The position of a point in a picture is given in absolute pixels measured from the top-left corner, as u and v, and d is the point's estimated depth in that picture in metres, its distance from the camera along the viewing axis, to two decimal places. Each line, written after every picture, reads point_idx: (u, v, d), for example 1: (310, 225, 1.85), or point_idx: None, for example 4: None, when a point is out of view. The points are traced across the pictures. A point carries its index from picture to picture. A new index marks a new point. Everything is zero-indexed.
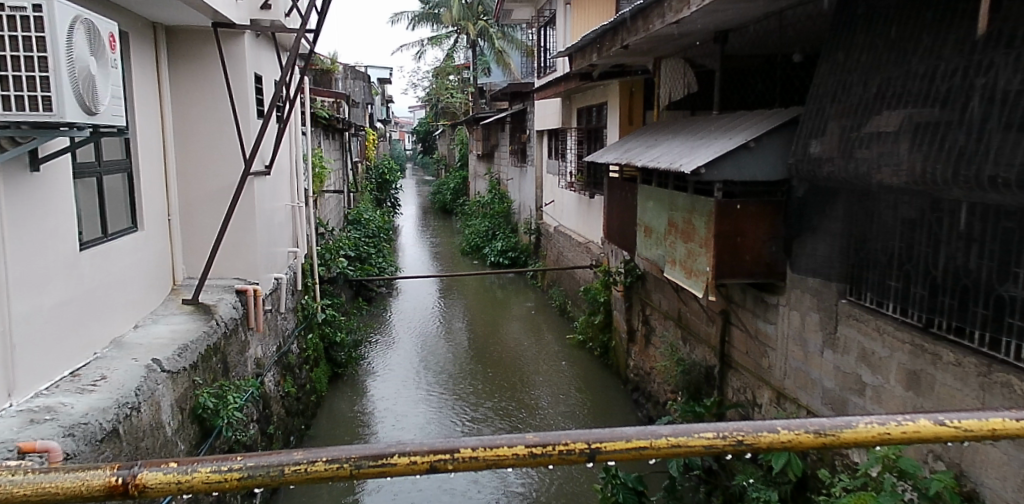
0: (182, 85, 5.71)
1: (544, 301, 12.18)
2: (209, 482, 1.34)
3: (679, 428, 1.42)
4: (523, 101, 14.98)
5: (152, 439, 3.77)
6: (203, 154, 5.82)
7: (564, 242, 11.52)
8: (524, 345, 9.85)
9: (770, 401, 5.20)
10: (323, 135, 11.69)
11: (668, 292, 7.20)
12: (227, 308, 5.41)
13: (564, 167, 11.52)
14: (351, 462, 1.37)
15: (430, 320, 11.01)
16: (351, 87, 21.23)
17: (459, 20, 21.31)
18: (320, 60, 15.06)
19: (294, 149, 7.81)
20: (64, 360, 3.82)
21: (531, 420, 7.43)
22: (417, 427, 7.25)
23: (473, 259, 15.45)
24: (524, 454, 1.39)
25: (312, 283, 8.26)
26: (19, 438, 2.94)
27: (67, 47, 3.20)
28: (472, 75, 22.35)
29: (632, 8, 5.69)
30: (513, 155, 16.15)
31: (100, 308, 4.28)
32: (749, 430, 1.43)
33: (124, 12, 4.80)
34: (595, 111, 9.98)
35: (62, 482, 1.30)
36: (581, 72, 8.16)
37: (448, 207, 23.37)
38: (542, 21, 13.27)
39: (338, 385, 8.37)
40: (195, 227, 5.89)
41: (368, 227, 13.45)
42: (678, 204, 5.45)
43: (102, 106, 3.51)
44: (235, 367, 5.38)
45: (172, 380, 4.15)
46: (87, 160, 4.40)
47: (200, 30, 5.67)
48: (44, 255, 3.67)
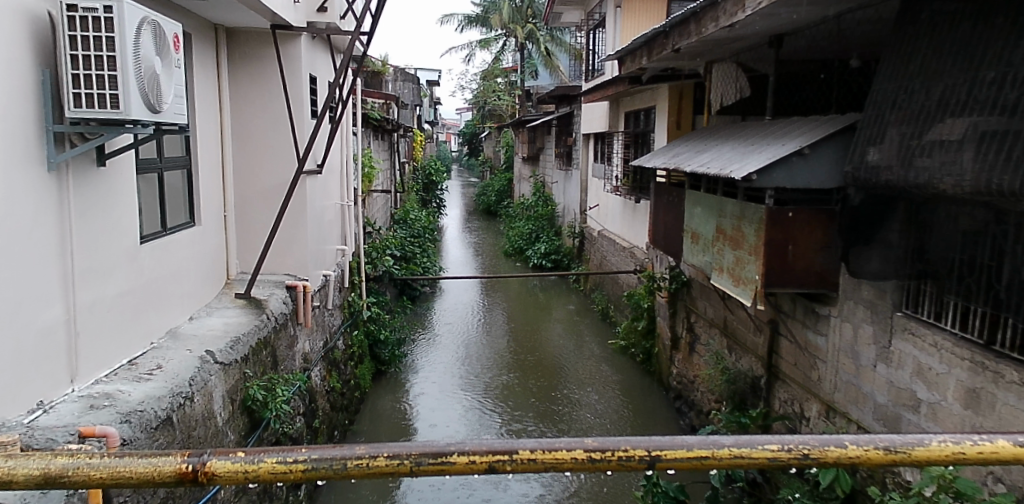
0: (241, 85, 5.87)
1: (586, 305, 12.11)
2: (275, 473, 1.36)
3: (742, 439, 1.40)
4: (570, 103, 14.95)
5: (203, 428, 3.88)
6: (258, 152, 5.97)
7: (608, 247, 11.45)
8: (566, 349, 9.80)
9: (819, 415, 5.07)
10: (372, 136, 11.89)
11: (714, 300, 7.09)
12: (277, 303, 5.53)
13: (610, 171, 11.47)
14: (411, 459, 1.38)
15: (471, 321, 11.06)
16: (400, 89, 21.51)
17: (508, 23, 21.43)
18: (371, 63, 15.34)
19: (344, 150, 7.95)
20: (122, 349, 3.95)
21: (571, 426, 7.38)
22: (456, 426, 7.30)
23: (516, 261, 15.47)
24: (582, 458, 1.38)
25: (358, 281, 8.38)
26: (80, 422, 3.05)
27: (134, 47, 3.32)
28: (520, 78, 22.41)
29: (684, 11, 5.64)
30: (558, 158, 16.13)
31: (158, 299, 4.44)
32: (816, 444, 1.40)
33: (188, 14, 4.97)
34: (643, 115, 9.91)
35: (136, 467, 1.34)
36: (630, 75, 8.12)
37: (492, 209, 23.45)
38: (591, 24, 13.24)
39: (381, 383, 8.45)
40: (249, 223, 6.04)
41: (413, 227, 13.59)
42: (726, 210, 5.38)
43: (165, 104, 3.63)
44: (284, 361, 5.50)
45: (223, 371, 4.27)
46: (150, 157, 4.56)
47: (258, 31, 5.81)
48: (107, 246, 3.81)
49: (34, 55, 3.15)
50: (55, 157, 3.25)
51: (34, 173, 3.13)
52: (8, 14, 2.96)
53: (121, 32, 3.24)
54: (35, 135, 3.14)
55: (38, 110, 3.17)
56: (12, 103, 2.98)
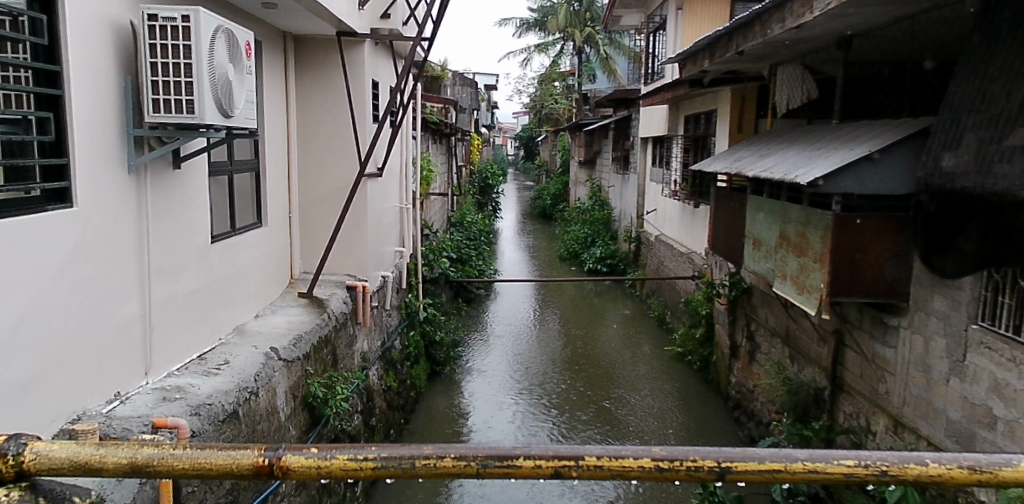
0: (307, 90, 6.04)
1: (642, 310, 11.98)
2: (346, 469, 1.32)
3: (817, 453, 1.33)
4: (628, 107, 14.82)
5: (267, 423, 4.00)
6: (321, 155, 6.11)
7: (665, 252, 11.30)
8: (621, 355, 9.70)
9: (886, 430, 4.88)
10: (430, 140, 12.06)
11: (776, 308, 6.91)
12: (338, 303, 5.66)
13: (668, 176, 11.33)
14: (478, 461, 1.34)
15: (525, 325, 11.08)
16: (459, 93, 21.74)
17: (566, 27, 21.41)
18: (431, 67, 15.55)
19: (404, 153, 8.07)
20: (193, 344, 4.12)
21: (626, 433, 7.31)
22: (508, 430, 7.31)
23: (571, 264, 15.43)
24: (650, 467, 1.33)
25: (416, 282, 8.50)
26: (153, 414, 3.19)
27: (209, 54, 3.45)
28: (577, 82, 22.35)
29: (749, 13, 5.52)
30: (615, 162, 16.01)
31: (226, 297, 4.60)
32: (895, 461, 1.34)
33: (258, 22, 5.13)
34: (704, 119, 9.75)
35: (216, 459, 1.30)
36: (691, 78, 8.01)
37: (548, 212, 23.44)
38: (651, 27, 13.11)
39: (436, 383, 8.54)
40: (312, 224, 6.20)
41: (469, 230, 13.70)
42: (791, 216, 5.25)
43: (236, 110, 3.77)
44: (344, 359, 5.62)
45: (287, 368, 4.40)
46: (221, 160, 4.73)
47: (325, 38, 5.96)
48: (181, 246, 3.97)
49: (118, 63, 3.31)
50: (135, 159, 3.41)
51: (115, 175, 3.29)
52: (94, 24, 3.12)
53: (197, 41, 3.38)
54: (117, 139, 3.31)
55: (121, 115, 3.33)
56: (96, 109, 3.14)
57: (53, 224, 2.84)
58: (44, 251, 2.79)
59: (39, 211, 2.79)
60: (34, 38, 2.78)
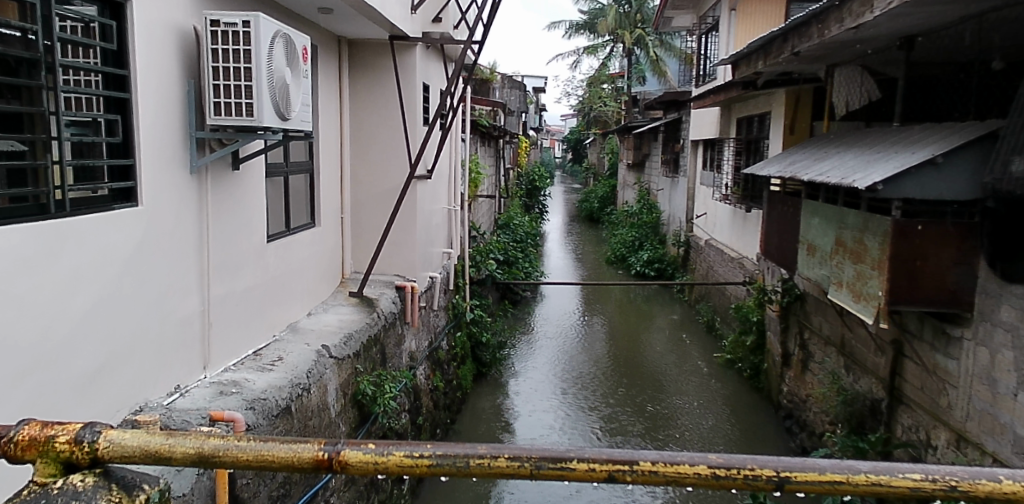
0: (360, 93, 6.15)
1: (690, 315, 11.81)
2: (401, 466, 1.20)
3: (880, 464, 1.21)
4: (678, 109, 14.64)
5: (318, 419, 4.08)
6: (373, 157, 6.21)
7: (715, 257, 11.12)
8: (668, 361, 9.58)
9: (948, 444, 4.69)
10: (479, 142, 12.14)
11: (831, 316, 6.72)
12: (387, 303, 5.75)
13: (719, 179, 11.15)
14: (532, 462, 1.21)
15: (571, 328, 11.05)
16: (507, 96, 21.82)
17: (616, 29, 21.26)
18: (481, 70, 15.66)
19: (453, 155, 8.14)
20: (249, 339, 4.24)
21: (674, 440, 7.23)
22: (552, 433, 7.29)
23: (618, 268, 15.30)
24: (706, 474, 1.20)
25: (463, 283, 8.56)
26: (210, 407, 3.29)
27: (268, 59, 3.55)
28: (627, 84, 22.18)
29: (806, 14, 5.40)
30: (664, 165, 15.83)
31: (281, 294, 4.72)
32: (965, 476, 1.22)
33: (315, 27, 5.26)
34: (757, 121, 9.56)
35: (277, 452, 1.18)
36: (744, 80, 7.87)
37: (595, 215, 23.30)
38: (702, 28, 12.93)
39: (482, 384, 8.57)
40: (363, 224, 6.30)
41: (516, 232, 13.73)
42: (848, 222, 5.11)
43: (293, 113, 3.86)
44: (392, 358, 5.70)
45: (337, 365, 4.48)
46: (277, 162, 4.86)
47: (378, 43, 6.06)
48: (239, 244, 4.09)
49: (181, 68, 3.43)
50: (197, 160, 3.52)
51: (177, 175, 3.41)
52: (159, 29, 3.23)
53: (257, 45, 3.47)
54: (180, 141, 3.43)
55: (184, 118, 3.45)
56: (160, 112, 3.25)
57: (119, 223, 2.96)
58: (110, 248, 2.90)
59: (107, 210, 2.91)
60: (104, 44, 2.90)
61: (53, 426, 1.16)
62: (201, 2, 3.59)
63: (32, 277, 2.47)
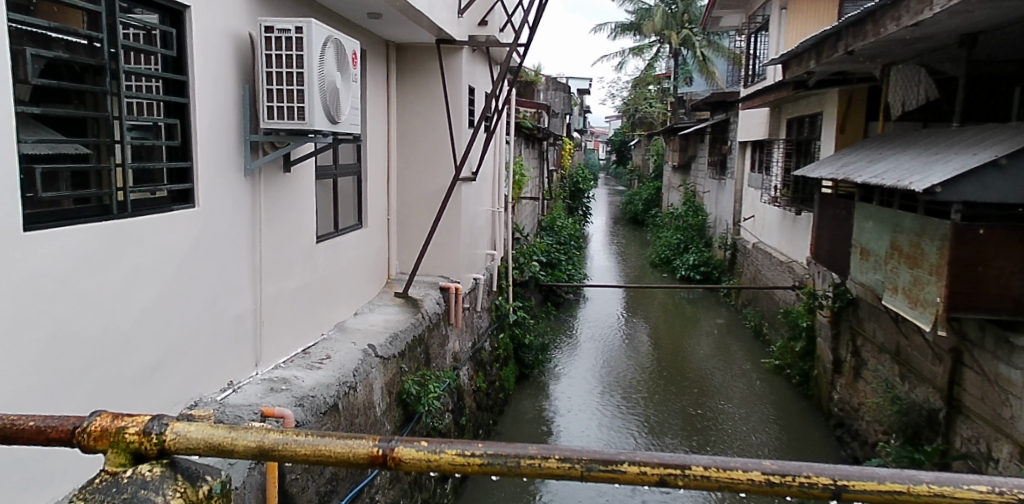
0: (407, 96, 6.22)
1: (737, 320, 11.61)
2: (453, 464, 1.15)
3: (943, 476, 1.13)
4: (726, 110, 14.42)
5: (364, 417, 4.14)
6: (419, 159, 6.28)
7: (762, 260, 10.91)
8: (714, 366, 9.45)
9: (1010, 457, 4.50)
10: (523, 145, 12.17)
11: (885, 322, 6.52)
12: (431, 304, 5.80)
13: (768, 181, 10.93)
14: (582, 464, 1.15)
15: (614, 330, 10.98)
16: (551, 97, 21.81)
17: (662, 29, 21.03)
18: (525, 72, 15.68)
19: (497, 157, 8.17)
20: (298, 338, 4.33)
21: (720, 445, 7.15)
22: (595, 436, 7.25)
23: (663, 271, 15.15)
24: (760, 481, 1.14)
25: (506, 284, 8.59)
26: (261, 403, 3.37)
27: (320, 63, 3.62)
28: (673, 85, 21.92)
29: (861, 12, 5.26)
30: (711, 167, 15.59)
31: (329, 294, 4.81)
32: None
33: (364, 32, 5.34)
34: (808, 122, 9.35)
35: (334, 446, 1.13)
36: (796, 80, 7.71)
37: (639, 218, 23.10)
38: (752, 28, 12.70)
39: (524, 385, 8.58)
40: (409, 226, 6.37)
41: (560, 234, 13.70)
42: (904, 226, 4.96)
43: (342, 116, 3.93)
44: (436, 358, 5.75)
45: (383, 364, 4.54)
46: (326, 164, 4.95)
47: (425, 46, 6.12)
48: (289, 245, 4.18)
49: (237, 73, 3.53)
50: (250, 163, 3.62)
51: (232, 177, 3.51)
52: (217, 36, 3.33)
53: (309, 50, 3.54)
54: (235, 144, 3.53)
55: (239, 122, 3.55)
56: (217, 116, 3.35)
57: (178, 222, 3.06)
58: (168, 249, 3.00)
59: (165, 210, 3.01)
60: (164, 51, 3.01)
61: (123, 417, 1.15)
62: (255, 9, 3.68)
63: (96, 275, 2.58)
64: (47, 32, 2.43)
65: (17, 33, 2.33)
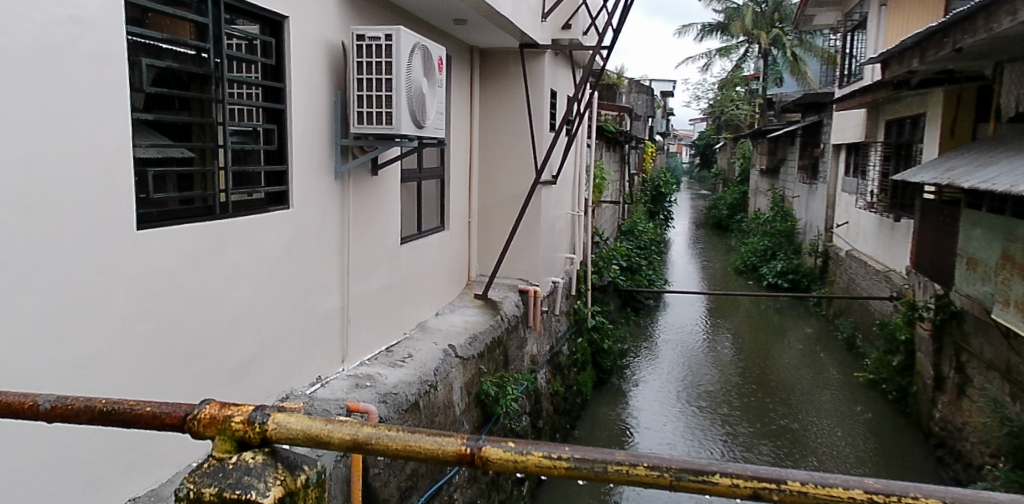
0: (490, 101, 6.29)
1: (827, 330, 11.12)
2: (540, 467, 1.12)
3: None
4: (819, 111, 13.85)
5: (444, 416, 4.20)
6: (500, 162, 6.33)
7: (856, 269, 10.41)
8: (802, 377, 9.11)
9: None
10: (604, 148, 12.09)
11: (993, 337, 6.08)
12: (510, 306, 5.84)
13: (864, 186, 10.44)
14: (671, 473, 1.09)
15: (695, 337, 10.75)
16: (634, 101, 21.55)
17: (752, 29, 20.42)
18: (608, 75, 15.59)
19: (578, 161, 8.15)
20: (382, 337, 4.45)
21: (808, 457, 6.92)
22: (675, 445, 7.10)
23: (748, 278, 14.69)
24: (862, 501, 1.03)
25: (585, 289, 8.56)
26: (347, 398, 3.47)
27: (407, 69, 3.70)
28: (762, 86, 21.24)
29: (970, 6, 4.95)
30: (802, 171, 15.01)
31: (412, 294, 4.92)
32: None
33: (449, 38, 5.44)
34: (909, 124, 8.86)
35: (423, 443, 1.14)
36: (896, 79, 7.33)
37: (724, 223, 22.49)
38: (847, 26, 12.16)
39: (602, 391, 8.51)
40: (490, 228, 6.43)
41: (640, 239, 13.52)
42: (1018, 235, 4.63)
43: (428, 120, 4.00)
44: (514, 360, 5.78)
45: (463, 364, 4.60)
46: (411, 168, 5.07)
47: (508, 51, 6.18)
48: (375, 246, 4.29)
49: (329, 80, 3.67)
50: (340, 167, 3.75)
51: (324, 180, 3.65)
52: (313, 45, 3.47)
53: (398, 58, 3.63)
54: (328, 148, 3.67)
55: (331, 126, 3.68)
56: (311, 121, 3.49)
57: (274, 223, 3.21)
58: (265, 248, 3.15)
59: (262, 211, 3.16)
60: (264, 60, 3.17)
61: (229, 406, 1.20)
62: (348, 19, 3.81)
63: (199, 272, 2.73)
64: (158, 43, 2.58)
65: (134, 45, 2.49)
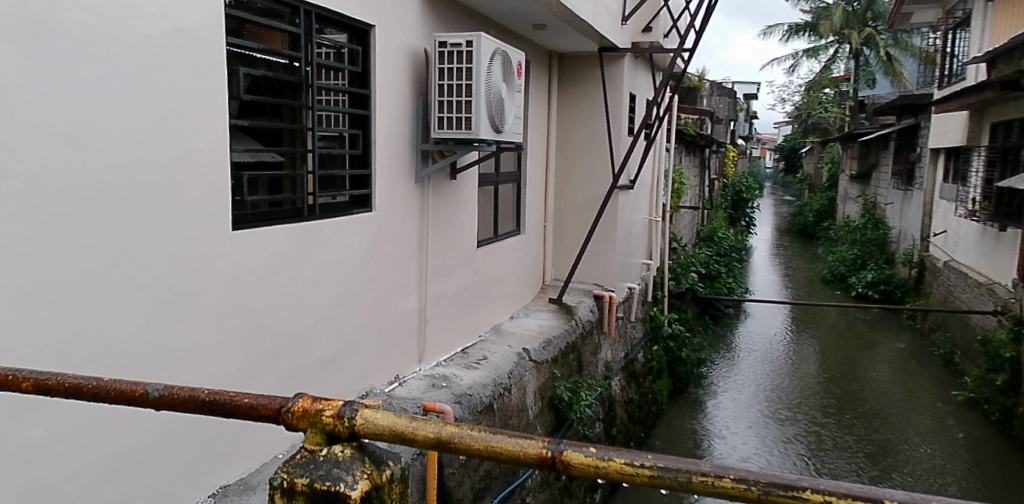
0: (568, 105, 6.28)
1: (921, 345, 10.53)
2: (621, 473, 1.10)
3: None
4: (916, 114, 13.17)
5: (518, 419, 4.22)
6: (577, 167, 6.31)
7: (955, 280, 9.82)
8: (893, 394, 8.65)
9: None
10: (683, 153, 11.86)
11: None
12: (585, 311, 5.81)
13: (965, 193, 9.84)
14: (759, 486, 1.05)
15: (777, 348, 10.39)
16: (716, 104, 21.05)
17: (841, 29, 19.43)
18: (688, 78, 15.30)
19: (656, 165, 8.03)
20: (457, 338, 4.51)
21: (898, 478, 6.57)
22: (754, 458, 6.88)
23: (836, 288, 14.08)
24: None
25: (662, 295, 8.42)
26: (424, 398, 3.54)
27: (487, 75, 3.74)
28: (854, 88, 20.36)
29: None
30: (896, 177, 14.29)
31: (487, 297, 4.96)
32: None
33: (528, 43, 5.48)
34: (1017, 127, 8.30)
35: (505, 443, 1.14)
36: (1003, 79, 6.88)
37: (810, 231, 21.65)
38: (949, 24, 11.52)
39: (678, 400, 8.34)
40: (565, 233, 6.42)
41: (720, 246, 13.19)
42: None
43: (506, 125, 4.03)
44: (589, 366, 5.74)
45: (537, 368, 4.61)
46: (488, 172, 5.11)
47: (587, 55, 6.16)
48: (452, 249, 4.36)
49: (412, 86, 3.75)
50: (421, 171, 3.83)
51: (405, 183, 3.73)
52: (397, 52, 3.56)
53: (478, 63, 3.68)
54: (409, 153, 3.75)
55: (412, 132, 3.77)
56: (394, 126, 3.58)
57: (357, 225, 3.31)
58: (348, 249, 3.25)
59: (347, 213, 3.27)
60: (351, 67, 3.27)
61: (321, 401, 1.23)
62: (430, 26, 3.89)
63: (287, 272, 2.84)
64: (253, 53, 2.71)
65: (231, 55, 2.62)
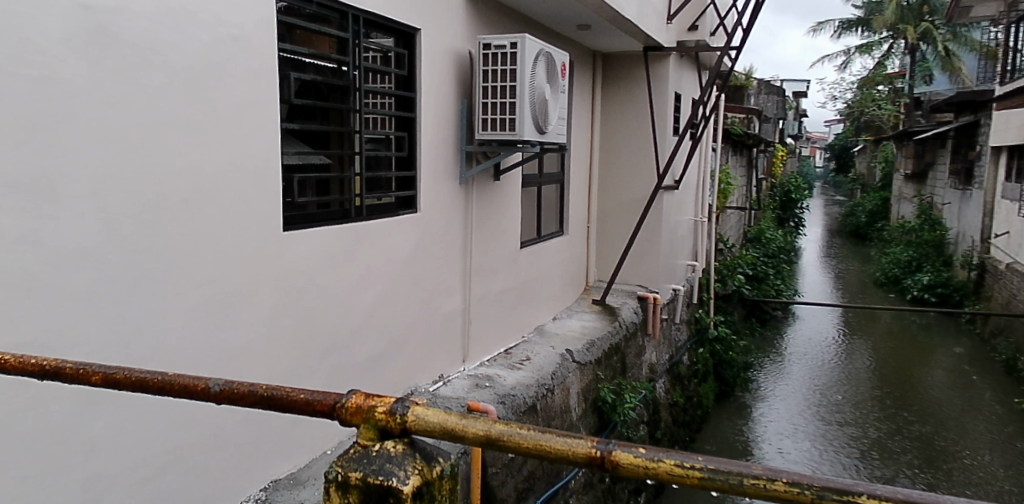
0: (612, 105, 6.25)
1: (981, 351, 10.15)
2: (671, 475, 1.09)
3: None
4: (976, 111, 12.71)
5: (561, 419, 4.21)
6: (621, 167, 6.27)
7: (1017, 283, 9.43)
8: (950, 401, 8.36)
9: None
10: (730, 153, 11.67)
11: None
12: (629, 313, 5.77)
13: None
14: (813, 490, 1.03)
15: (828, 352, 10.14)
16: (764, 102, 20.65)
17: (896, 23, 18.88)
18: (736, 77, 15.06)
19: (702, 165, 7.92)
20: (501, 339, 4.53)
21: (955, 486, 6.34)
22: (803, 463, 6.73)
23: (890, 291, 13.67)
24: None
25: (707, 298, 8.31)
26: (468, 397, 3.57)
27: (531, 76, 3.75)
28: (909, 85, 19.74)
29: None
30: (954, 176, 13.80)
31: (530, 298, 4.97)
32: None
33: (572, 44, 5.47)
34: None
35: (554, 441, 1.14)
36: None
37: (862, 232, 21.07)
38: (1011, 16, 11.08)
39: (724, 404, 8.21)
40: (609, 234, 6.38)
41: (768, 247, 12.95)
42: None
43: (550, 126, 4.03)
44: (633, 368, 5.69)
45: (580, 369, 4.60)
46: (532, 173, 5.12)
47: (632, 55, 6.12)
48: (496, 249, 4.38)
49: (456, 88, 3.79)
50: (465, 172, 3.86)
51: (450, 185, 3.76)
52: (442, 55, 3.60)
53: (522, 64, 3.68)
54: (453, 154, 3.79)
55: (457, 133, 3.80)
56: (439, 128, 3.62)
57: (403, 226, 3.35)
58: (395, 249, 3.29)
59: (393, 215, 3.32)
60: (397, 70, 3.33)
61: (373, 397, 1.25)
62: (475, 29, 3.92)
63: (335, 272, 2.90)
64: (303, 58, 2.77)
65: (283, 60, 2.69)
